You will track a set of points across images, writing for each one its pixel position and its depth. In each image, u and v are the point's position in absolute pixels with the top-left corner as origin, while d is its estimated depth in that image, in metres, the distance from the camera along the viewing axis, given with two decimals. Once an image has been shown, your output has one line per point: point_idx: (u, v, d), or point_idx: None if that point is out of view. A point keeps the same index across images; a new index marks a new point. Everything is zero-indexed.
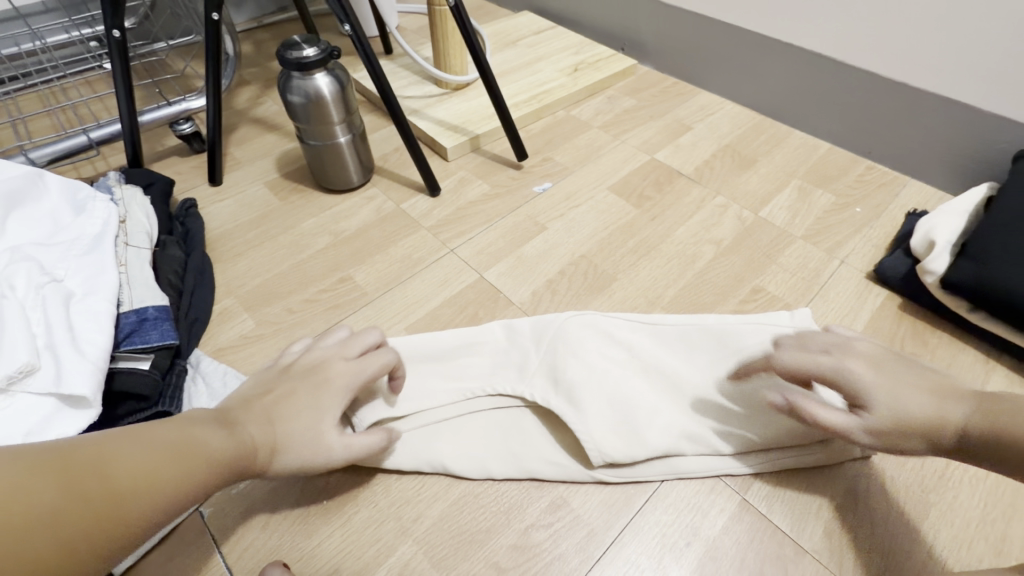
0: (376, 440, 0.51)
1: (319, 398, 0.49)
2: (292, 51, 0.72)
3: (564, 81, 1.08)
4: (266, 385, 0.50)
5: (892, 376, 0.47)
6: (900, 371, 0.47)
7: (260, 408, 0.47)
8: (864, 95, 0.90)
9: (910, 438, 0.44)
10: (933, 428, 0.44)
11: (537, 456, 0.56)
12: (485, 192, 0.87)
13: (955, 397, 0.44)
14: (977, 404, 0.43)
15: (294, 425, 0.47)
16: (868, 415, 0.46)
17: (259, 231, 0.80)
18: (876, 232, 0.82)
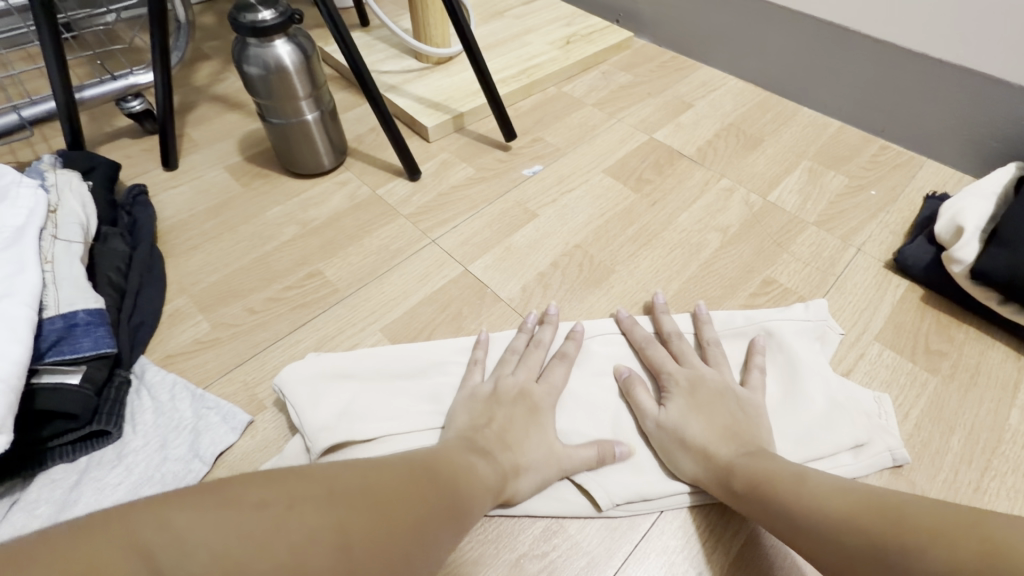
0: (591, 457, 0.49)
1: (547, 433, 0.49)
2: (246, 14, 0.63)
3: (554, 55, 1.00)
4: (469, 410, 0.49)
5: (700, 405, 0.50)
6: (717, 406, 0.49)
7: (488, 432, 0.46)
8: (879, 68, 0.84)
9: (688, 457, 0.48)
10: (699, 456, 0.47)
11: None
12: (469, 176, 0.80)
13: (737, 441, 0.47)
14: (749, 455, 0.45)
15: (535, 450, 0.47)
16: (664, 412, 0.50)
17: (217, 221, 0.72)
18: (893, 217, 0.75)
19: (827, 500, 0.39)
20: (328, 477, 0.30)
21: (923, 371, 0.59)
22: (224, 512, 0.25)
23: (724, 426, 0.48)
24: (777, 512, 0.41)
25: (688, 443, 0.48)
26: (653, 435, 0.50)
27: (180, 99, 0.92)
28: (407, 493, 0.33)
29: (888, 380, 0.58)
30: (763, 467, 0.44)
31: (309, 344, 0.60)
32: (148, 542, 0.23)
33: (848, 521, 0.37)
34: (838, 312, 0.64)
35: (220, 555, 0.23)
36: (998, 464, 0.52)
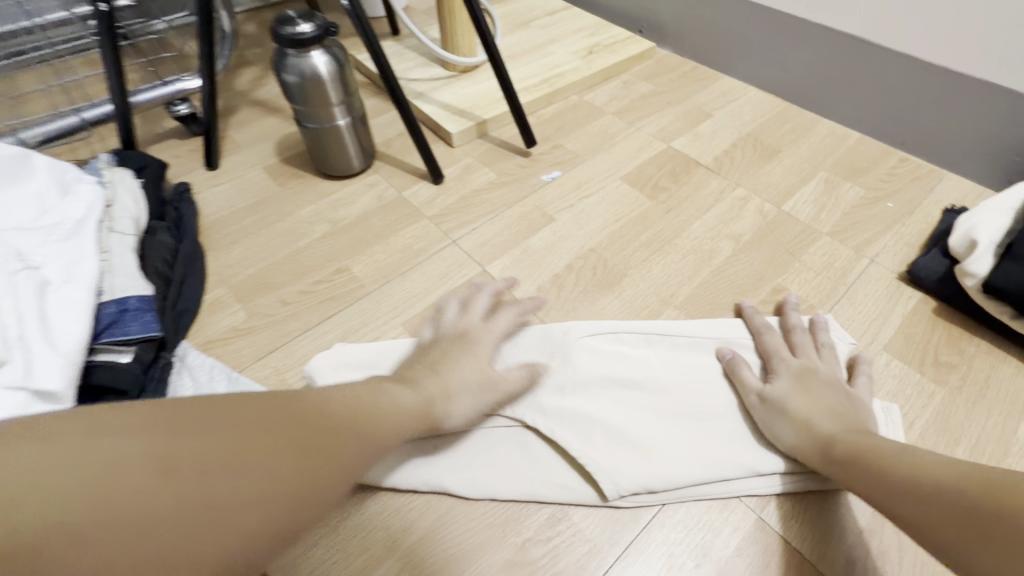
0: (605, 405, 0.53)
1: (479, 366, 0.52)
2: (286, 27, 0.68)
3: (577, 64, 1.03)
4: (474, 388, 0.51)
5: (806, 388, 0.53)
6: (828, 393, 0.52)
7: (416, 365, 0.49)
8: (900, 80, 0.84)
9: (789, 428, 0.51)
10: (801, 427, 0.50)
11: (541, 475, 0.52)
12: (491, 180, 0.83)
13: (842, 418, 0.49)
14: (852, 432, 0.48)
15: (462, 376, 0.50)
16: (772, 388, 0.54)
17: (255, 218, 0.77)
18: (909, 230, 0.76)
19: (925, 471, 0.40)
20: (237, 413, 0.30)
21: (931, 381, 0.60)
22: (88, 443, 0.26)
23: (830, 407, 0.51)
24: (869, 476, 0.43)
25: (791, 414, 0.51)
26: (757, 409, 0.53)
27: (222, 103, 0.98)
28: (336, 434, 0.33)
29: (895, 389, 0.59)
30: (858, 439, 0.46)
31: (335, 335, 0.64)
32: (45, 481, 0.24)
33: (938, 488, 0.38)
34: (848, 321, 0.66)
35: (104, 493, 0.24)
36: None
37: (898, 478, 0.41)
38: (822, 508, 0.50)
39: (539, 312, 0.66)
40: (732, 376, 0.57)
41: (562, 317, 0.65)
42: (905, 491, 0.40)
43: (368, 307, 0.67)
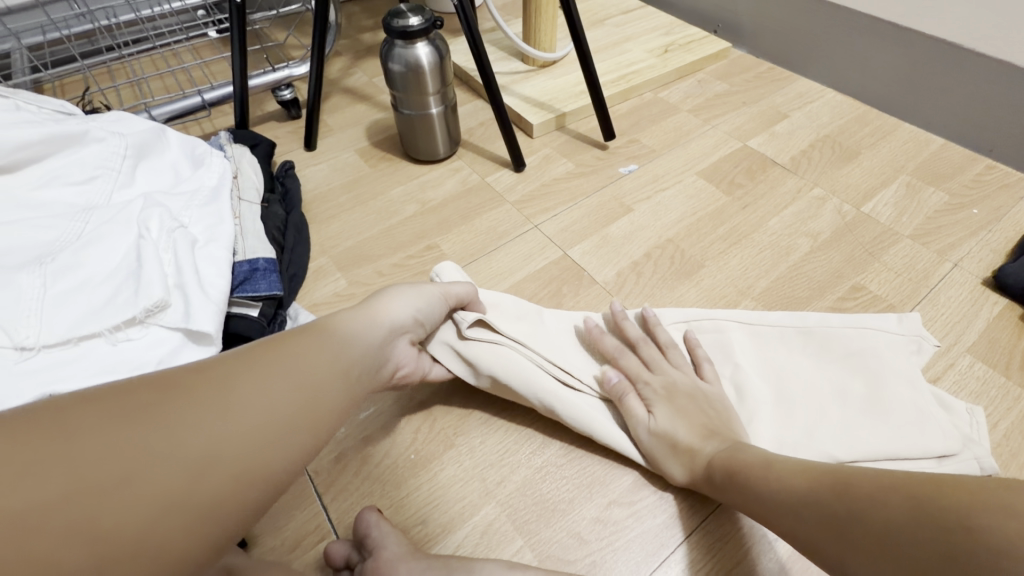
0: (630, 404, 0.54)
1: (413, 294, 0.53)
2: (396, 19, 0.73)
3: (653, 62, 1.05)
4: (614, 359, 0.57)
5: (680, 408, 0.52)
6: (695, 409, 0.52)
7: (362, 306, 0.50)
8: (992, 86, 0.83)
9: (678, 461, 0.50)
10: (687, 459, 0.50)
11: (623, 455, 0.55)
12: (569, 170, 0.87)
13: (717, 438, 0.50)
14: (729, 448, 0.48)
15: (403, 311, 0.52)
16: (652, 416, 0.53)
17: (351, 196, 0.83)
18: (995, 237, 0.75)
19: (790, 480, 0.41)
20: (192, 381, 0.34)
21: (1016, 386, 0.60)
22: (115, 424, 0.29)
23: (702, 423, 0.51)
24: (753, 497, 0.43)
25: (678, 448, 0.50)
26: (647, 441, 0.52)
27: None
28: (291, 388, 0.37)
29: (978, 391, 0.60)
30: (744, 452, 0.47)
31: None
32: (99, 475, 0.27)
33: (808, 501, 0.39)
34: (929, 322, 0.66)
35: (126, 460, 0.28)
36: None
37: (768, 494, 0.42)
38: None
39: (619, 296, 0.69)
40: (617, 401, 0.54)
41: (641, 302, 0.68)
42: (783, 507, 0.41)
43: None
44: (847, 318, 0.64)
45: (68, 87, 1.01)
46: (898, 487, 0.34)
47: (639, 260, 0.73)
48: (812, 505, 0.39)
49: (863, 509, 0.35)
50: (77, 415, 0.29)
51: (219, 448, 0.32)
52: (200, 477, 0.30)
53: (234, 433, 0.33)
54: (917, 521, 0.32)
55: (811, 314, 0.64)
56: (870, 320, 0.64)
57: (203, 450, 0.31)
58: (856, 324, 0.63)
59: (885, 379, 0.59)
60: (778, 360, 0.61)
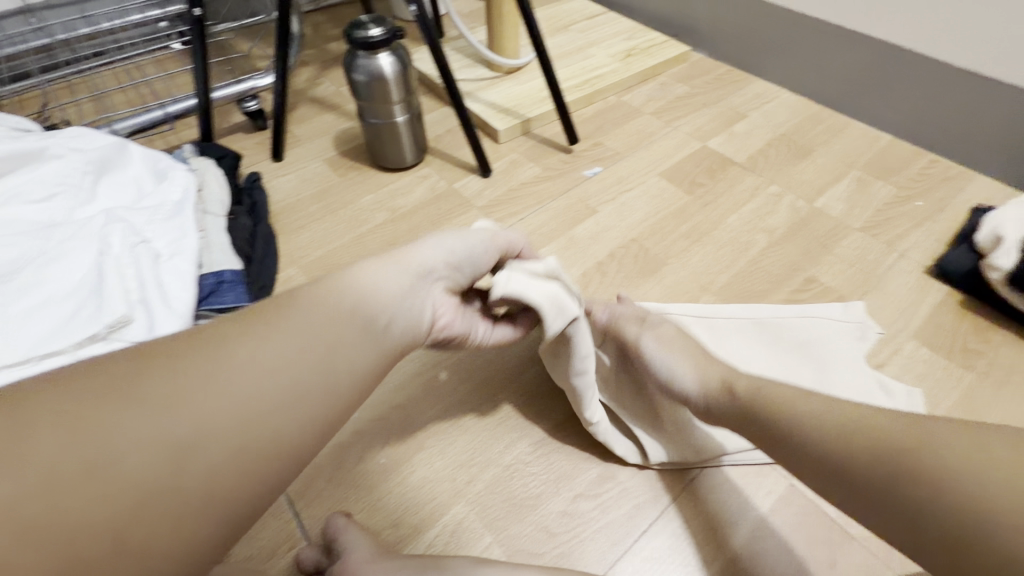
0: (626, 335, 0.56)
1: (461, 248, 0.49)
2: (359, 31, 0.74)
3: (616, 66, 1.08)
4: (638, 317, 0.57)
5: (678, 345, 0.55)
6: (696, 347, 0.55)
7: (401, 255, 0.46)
8: (933, 84, 0.87)
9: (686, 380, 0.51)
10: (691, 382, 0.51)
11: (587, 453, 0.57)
12: (536, 174, 0.89)
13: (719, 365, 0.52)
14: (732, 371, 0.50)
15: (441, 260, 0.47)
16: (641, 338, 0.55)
17: (319, 205, 0.84)
18: (939, 227, 0.79)
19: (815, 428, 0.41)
20: (176, 352, 0.32)
21: (959, 367, 0.63)
22: (90, 405, 0.28)
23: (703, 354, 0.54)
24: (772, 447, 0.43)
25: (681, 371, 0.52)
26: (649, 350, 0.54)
27: None
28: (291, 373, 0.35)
29: (923, 374, 0.63)
30: (762, 395, 0.45)
31: None
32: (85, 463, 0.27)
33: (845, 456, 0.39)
34: (878, 311, 0.69)
35: (98, 453, 0.27)
36: None
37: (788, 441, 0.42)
38: None
39: (585, 295, 0.71)
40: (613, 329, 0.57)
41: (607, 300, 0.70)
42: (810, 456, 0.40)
43: None
44: (799, 308, 0.67)
45: (26, 103, 0.99)
46: (966, 485, 0.33)
47: (604, 259, 0.75)
48: (846, 454, 0.39)
49: (912, 503, 0.35)
50: (56, 399, 0.28)
51: (209, 436, 0.30)
52: (176, 463, 0.29)
53: (220, 414, 0.31)
54: (978, 523, 0.32)
55: (765, 306, 0.67)
56: (821, 309, 0.67)
57: (183, 435, 0.30)
58: (806, 314, 0.66)
59: (831, 367, 0.62)
60: (735, 350, 0.63)
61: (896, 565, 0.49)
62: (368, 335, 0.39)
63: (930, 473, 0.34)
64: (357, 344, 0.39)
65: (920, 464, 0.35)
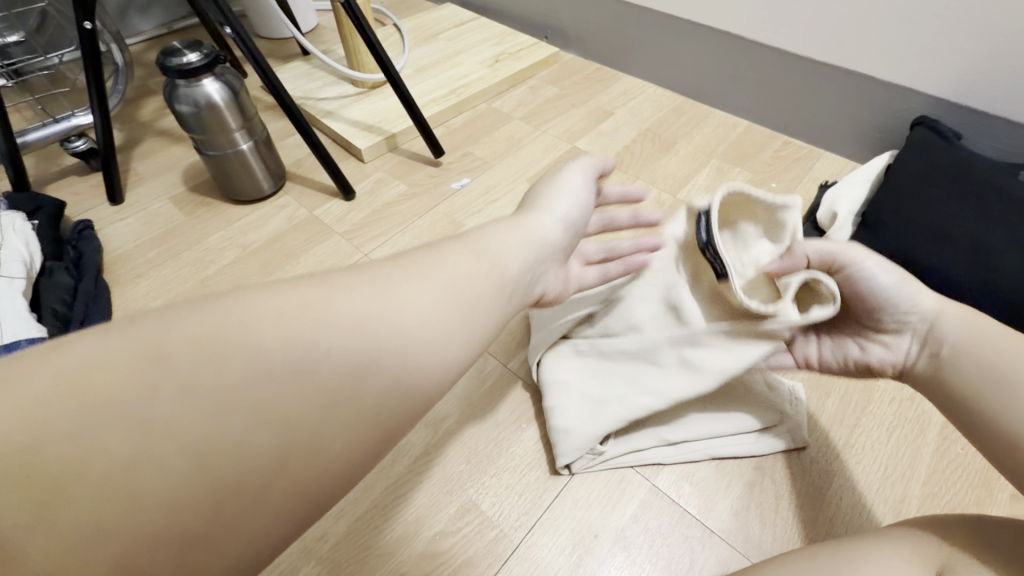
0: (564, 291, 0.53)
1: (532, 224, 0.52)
2: (172, 57, 0.68)
3: (484, 73, 1.07)
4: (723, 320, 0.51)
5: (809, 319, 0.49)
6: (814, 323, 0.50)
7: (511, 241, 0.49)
8: (774, 70, 0.91)
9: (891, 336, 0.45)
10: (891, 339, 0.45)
11: (447, 488, 0.54)
12: (402, 192, 0.85)
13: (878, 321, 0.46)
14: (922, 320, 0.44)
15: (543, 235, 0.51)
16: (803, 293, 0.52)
17: (161, 249, 0.77)
18: (789, 207, 0.83)
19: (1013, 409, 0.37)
20: (161, 354, 0.27)
21: None
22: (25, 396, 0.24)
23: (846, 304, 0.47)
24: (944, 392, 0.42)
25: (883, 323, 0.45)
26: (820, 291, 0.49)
27: (126, 134, 0.96)
28: (245, 442, 0.26)
29: None
30: (979, 358, 0.40)
31: None
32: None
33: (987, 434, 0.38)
34: None
35: (98, 457, 0.24)
36: (866, 420, 0.58)
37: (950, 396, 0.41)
38: (711, 470, 0.55)
39: None
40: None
41: None
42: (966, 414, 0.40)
43: None
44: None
45: None
46: (1003, 421, 0.37)
47: None
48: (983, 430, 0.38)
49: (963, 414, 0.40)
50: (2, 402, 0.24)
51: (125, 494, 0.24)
52: (247, 434, 0.26)
53: (239, 417, 0.26)
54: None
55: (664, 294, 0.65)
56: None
57: (209, 427, 0.26)
58: None
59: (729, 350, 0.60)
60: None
61: (752, 553, 0.50)
62: (463, 305, 0.38)
63: (980, 393, 0.39)
64: (449, 315, 0.36)
65: (978, 384, 0.39)
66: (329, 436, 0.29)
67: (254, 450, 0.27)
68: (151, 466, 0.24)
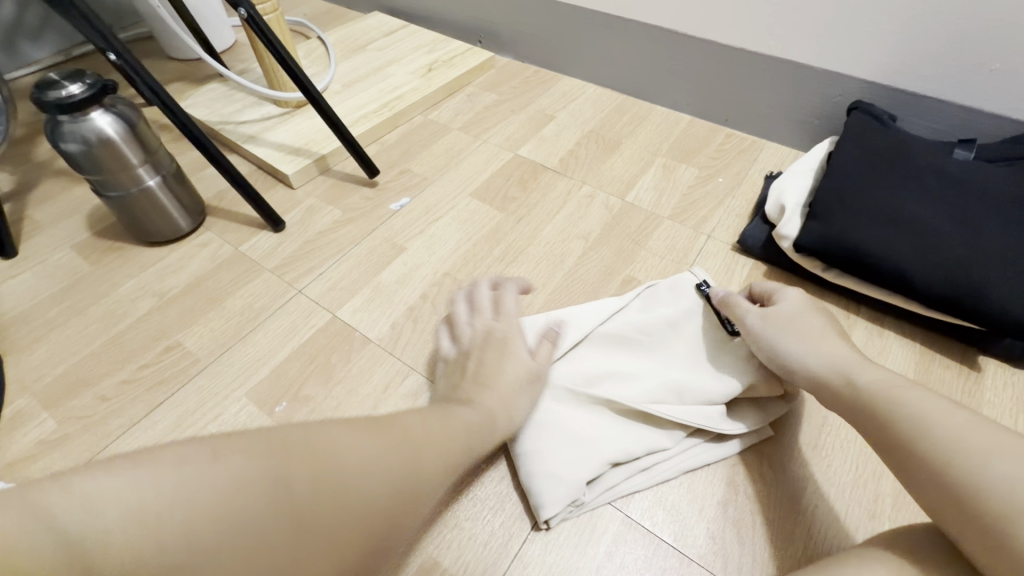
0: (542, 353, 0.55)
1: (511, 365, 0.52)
2: (50, 92, 0.60)
3: (417, 83, 1.01)
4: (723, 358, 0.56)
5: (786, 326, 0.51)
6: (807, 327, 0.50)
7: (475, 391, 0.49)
8: (710, 63, 0.90)
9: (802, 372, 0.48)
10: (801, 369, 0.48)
11: (404, 549, 0.49)
12: (336, 219, 0.79)
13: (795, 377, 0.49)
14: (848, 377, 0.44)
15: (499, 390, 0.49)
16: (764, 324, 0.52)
17: (64, 306, 0.69)
18: (738, 201, 0.81)
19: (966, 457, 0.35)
20: (285, 454, 0.32)
21: None
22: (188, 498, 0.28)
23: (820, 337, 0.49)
24: (899, 449, 0.39)
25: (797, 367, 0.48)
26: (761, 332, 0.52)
27: (19, 178, 0.86)
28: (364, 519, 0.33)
29: None
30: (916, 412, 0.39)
31: (170, 423, 0.57)
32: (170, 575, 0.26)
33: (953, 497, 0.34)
34: None
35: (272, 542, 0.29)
36: (834, 419, 0.56)
37: (904, 448, 0.38)
38: (684, 491, 0.52)
39: (396, 350, 0.63)
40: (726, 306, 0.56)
41: (420, 351, 0.63)
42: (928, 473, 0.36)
43: (206, 383, 0.60)
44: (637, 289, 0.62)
45: None
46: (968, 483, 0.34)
47: (416, 304, 0.68)
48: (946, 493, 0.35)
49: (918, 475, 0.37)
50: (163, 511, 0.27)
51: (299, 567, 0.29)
52: (361, 512, 0.33)
53: (357, 498, 0.33)
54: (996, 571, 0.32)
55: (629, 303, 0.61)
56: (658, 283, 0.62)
57: (343, 511, 0.32)
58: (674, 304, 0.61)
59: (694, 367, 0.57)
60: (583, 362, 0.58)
61: None
62: (452, 424, 0.43)
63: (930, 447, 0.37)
64: (451, 421, 0.43)
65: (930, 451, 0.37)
66: (404, 516, 0.35)
67: (368, 530, 0.33)
68: (308, 547, 0.30)
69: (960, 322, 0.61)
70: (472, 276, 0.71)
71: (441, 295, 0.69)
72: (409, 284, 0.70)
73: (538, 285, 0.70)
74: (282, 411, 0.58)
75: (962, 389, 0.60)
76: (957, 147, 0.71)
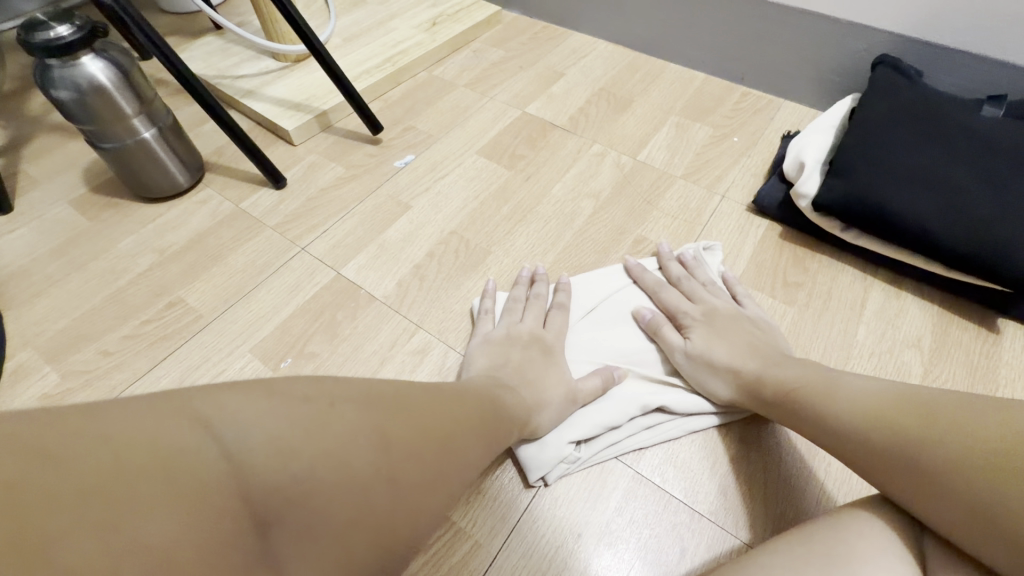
0: (597, 385, 0.53)
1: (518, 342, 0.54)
2: (37, 33, 0.57)
3: (421, 38, 0.97)
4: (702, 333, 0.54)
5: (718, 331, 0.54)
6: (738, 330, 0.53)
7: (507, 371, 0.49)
8: (727, 16, 0.86)
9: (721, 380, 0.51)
10: (728, 377, 0.50)
11: None
12: (339, 176, 0.77)
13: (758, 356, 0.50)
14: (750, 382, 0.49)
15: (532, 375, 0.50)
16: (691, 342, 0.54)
17: (63, 261, 0.67)
18: (754, 160, 0.79)
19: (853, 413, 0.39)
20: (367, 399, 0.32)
21: (782, 304, 0.63)
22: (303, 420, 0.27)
23: (747, 345, 0.51)
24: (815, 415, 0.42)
25: (717, 366, 0.51)
26: (685, 366, 0.53)
27: (12, 132, 0.84)
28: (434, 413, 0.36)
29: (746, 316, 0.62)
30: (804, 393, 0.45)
31: (173, 379, 0.56)
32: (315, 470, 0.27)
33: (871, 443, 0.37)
34: None
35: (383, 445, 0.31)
36: None
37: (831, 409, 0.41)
38: (696, 448, 0.52)
39: (401, 308, 0.62)
40: (653, 335, 0.57)
41: (427, 310, 0.62)
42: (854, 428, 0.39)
43: (209, 340, 0.59)
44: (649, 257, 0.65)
45: None
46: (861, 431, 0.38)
47: (423, 262, 0.66)
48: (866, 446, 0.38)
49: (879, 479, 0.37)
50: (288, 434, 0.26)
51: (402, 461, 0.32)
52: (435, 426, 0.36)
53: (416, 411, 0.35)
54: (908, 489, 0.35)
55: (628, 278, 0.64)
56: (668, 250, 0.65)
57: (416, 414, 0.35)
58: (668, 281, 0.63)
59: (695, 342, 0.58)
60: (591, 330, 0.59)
61: (742, 533, 0.47)
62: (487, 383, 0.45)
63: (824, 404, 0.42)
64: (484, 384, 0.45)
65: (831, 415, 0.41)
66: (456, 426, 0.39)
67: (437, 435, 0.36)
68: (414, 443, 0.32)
69: (982, 284, 0.59)
70: (480, 235, 0.69)
71: (448, 253, 0.67)
72: (415, 242, 0.69)
73: (547, 244, 0.68)
74: (288, 367, 0.57)
75: (980, 351, 0.59)
76: (986, 104, 0.68)
